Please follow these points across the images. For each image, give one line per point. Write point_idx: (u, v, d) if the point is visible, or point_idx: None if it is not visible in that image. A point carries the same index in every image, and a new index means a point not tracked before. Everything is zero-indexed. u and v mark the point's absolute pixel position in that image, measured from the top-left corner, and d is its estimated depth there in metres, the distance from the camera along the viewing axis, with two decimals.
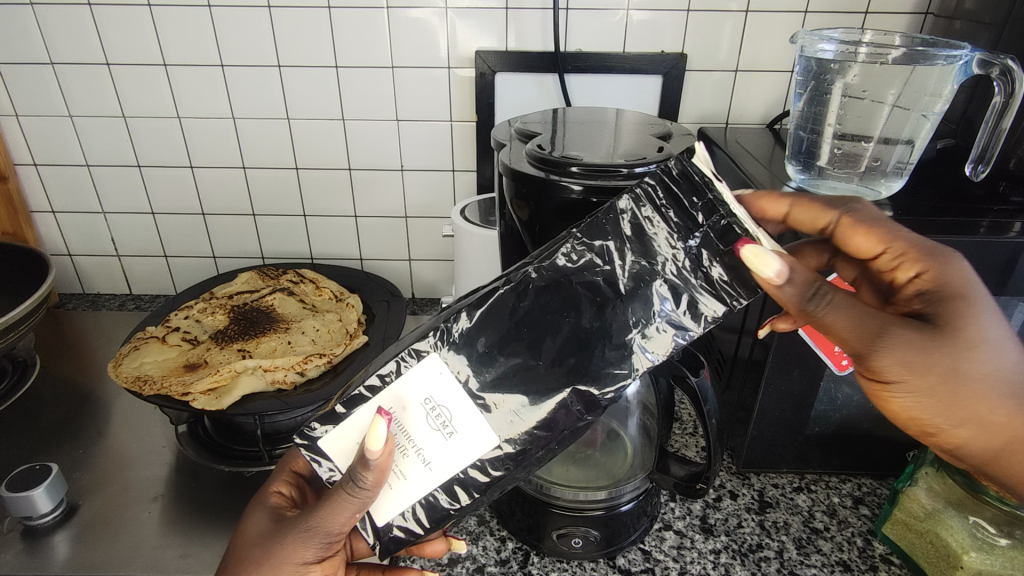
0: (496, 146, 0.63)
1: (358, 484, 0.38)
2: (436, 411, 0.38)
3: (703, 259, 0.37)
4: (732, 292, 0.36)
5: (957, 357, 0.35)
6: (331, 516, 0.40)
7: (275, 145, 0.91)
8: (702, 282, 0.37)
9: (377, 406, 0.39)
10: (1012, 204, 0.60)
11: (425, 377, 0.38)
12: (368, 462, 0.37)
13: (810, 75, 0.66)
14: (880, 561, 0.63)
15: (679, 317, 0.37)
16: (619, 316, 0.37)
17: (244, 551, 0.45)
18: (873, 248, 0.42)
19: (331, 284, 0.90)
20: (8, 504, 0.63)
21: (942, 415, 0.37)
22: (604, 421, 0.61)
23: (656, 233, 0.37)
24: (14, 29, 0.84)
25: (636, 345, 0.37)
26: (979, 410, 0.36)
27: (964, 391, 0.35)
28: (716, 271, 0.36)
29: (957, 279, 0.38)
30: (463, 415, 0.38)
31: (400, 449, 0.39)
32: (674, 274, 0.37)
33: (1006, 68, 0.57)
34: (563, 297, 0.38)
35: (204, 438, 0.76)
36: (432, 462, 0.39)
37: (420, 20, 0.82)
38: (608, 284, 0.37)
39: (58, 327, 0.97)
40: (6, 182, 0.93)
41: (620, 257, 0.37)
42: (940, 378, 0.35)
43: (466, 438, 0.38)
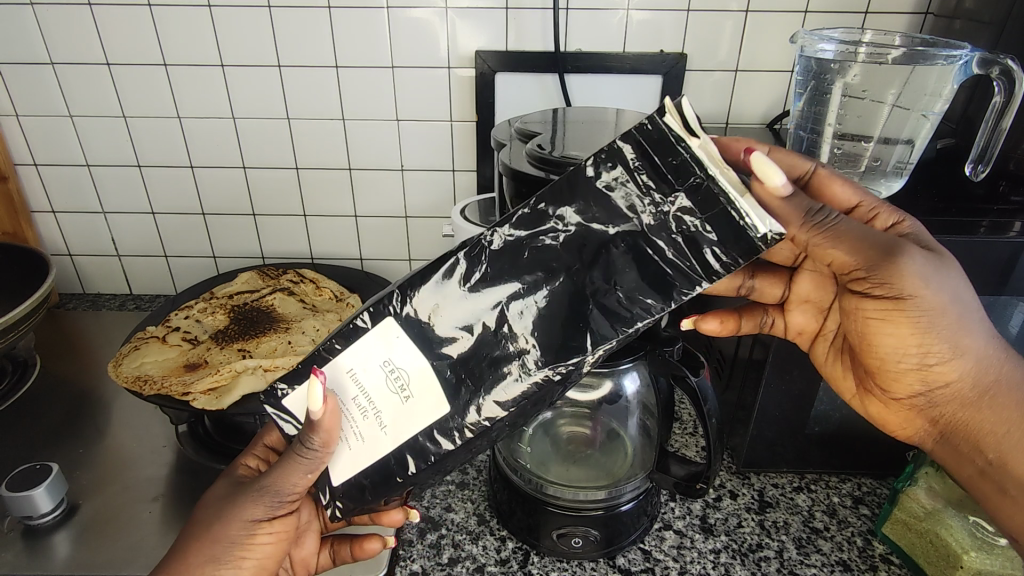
0: (496, 146, 0.63)
1: (307, 444, 0.41)
2: (393, 374, 0.39)
3: (674, 227, 0.34)
4: (702, 266, 0.35)
5: (959, 285, 0.41)
6: (284, 475, 0.43)
7: (275, 145, 0.91)
8: (674, 252, 0.35)
9: (337, 369, 0.41)
10: (1012, 204, 0.60)
11: (381, 341, 0.39)
12: (314, 423, 0.40)
13: (810, 75, 0.66)
14: (880, 560, 0.63)
15: (644, 287, 0.36)
16: (579, 284, 0.37)
17: (202, 513, 0.47)
18: (852, 200, 0.46)
19: (331, 284, 0.90)
20: (9, 504, 0.64)
21: (941, 341, 0.42)
22: (604, 420, 0.63)
23: (623, 199, 0.35)
24: (14, 29, 0.84)
25: (595, 316, 0.37)
26: (968, 338, 0.42)
27: (961, 318, 0.41)
28: (692, 240, 0.34)
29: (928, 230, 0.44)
30: (422, 379, 0.39)
31: (355, 410, 0.40)
32: (642, 242, 0.35)
33: (1006, 68, 0.57)
34: (522, 265, 0.37)
35: (204, 438, 0.76)
36: (387, 424, 0.40)
37: (420, 20, 0.82)
38: (565, 249, 0.36)
39: (59, 327, 0.97)
40: (6, 182, 0.93)
41: (583, 226, 0.36)
42: (947, 301, 0.40)
43: (423, 401, 0.39)
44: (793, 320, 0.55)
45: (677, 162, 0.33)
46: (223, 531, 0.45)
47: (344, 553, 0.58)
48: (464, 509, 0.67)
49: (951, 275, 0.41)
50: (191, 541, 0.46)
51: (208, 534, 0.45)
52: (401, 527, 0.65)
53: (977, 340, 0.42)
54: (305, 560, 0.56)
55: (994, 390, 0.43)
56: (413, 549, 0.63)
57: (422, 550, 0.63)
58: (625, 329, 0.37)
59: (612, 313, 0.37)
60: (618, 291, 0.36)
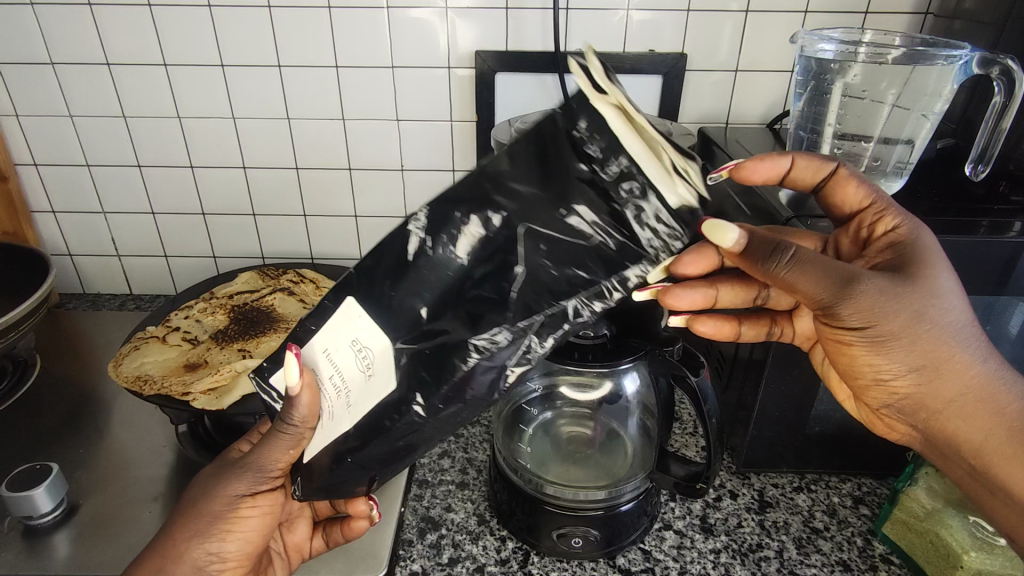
0: (496, 146, 0.63)
1: (287, 419, 0.42)
2: (359, 353, 0.39)
3: (608, 196, 0.32)
4: (643, 235, 0.33)
5: (923, 306, 0.39)
6: (270, 451, 0.45)
7: (275, 145, 0.91)
8: (603, 224, 0.33)
9: (315, 347, 0.40)
10: (1012, 204, 0.60)
11: (349, 323, 0.39)
12: (291, 397, 0.41)
13: (810, 75, 0.66)
14: (880, 560, 0.63)
15: (581, 259, 0.33)
16: (509, 254, 0.34)
17: (190, 487, 0.49)
18: (864, 200, 0.48)
19: (331, 284, 0.90)
20: (9, 504, 0.64)
21: (900, 360, 0.41)
22: (603, 420, 0.64)
23: (556, 164, 0.33)
24: (15, 30, 0.84)
25: (525, 285, 0.34)
26: (937, 356, 0.40)
27: (923, 338, 0.39)
28: (626, 207, 0.32)
29: (926, 241, 0.43)
30: (384, 357, 0.38)
31: (330, 389, 0.40)
32: (572, 213, 0.33)
33: (1006, 68, 0.57)
34: (455, 237, 0.35)
35: (204, 438, 0.76)
36: (351, 403, 0.40)
37: (420, 20, 0.82)
38: (498, 221, 0.34)
39: (59, 327, 0.97)
40: (7, 182, 0.93)
41: (520, 192, 0.34)
42: (905, 323, 0.39)
43: (381, 378, 0.38)
44: (801, 326, 0.57)
45: (608, 132, 0.32)
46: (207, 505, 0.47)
47: (335, 537, 0.60)
48: (464, 509, 0.67)
49: (913, 295, 0.39)
50: (189, 534, 0.46)
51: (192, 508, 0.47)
52: (401, 527, 0.65)
53: (949, 355, 0.40)
54: (299, 545, 0.59)
55: (960, 402, 0.40)
56: (414, 549, 0.63)
57: (422, 550, 0.63)
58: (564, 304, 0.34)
59: (548, 287, 0.34)
60: (549, 263, 0.34)
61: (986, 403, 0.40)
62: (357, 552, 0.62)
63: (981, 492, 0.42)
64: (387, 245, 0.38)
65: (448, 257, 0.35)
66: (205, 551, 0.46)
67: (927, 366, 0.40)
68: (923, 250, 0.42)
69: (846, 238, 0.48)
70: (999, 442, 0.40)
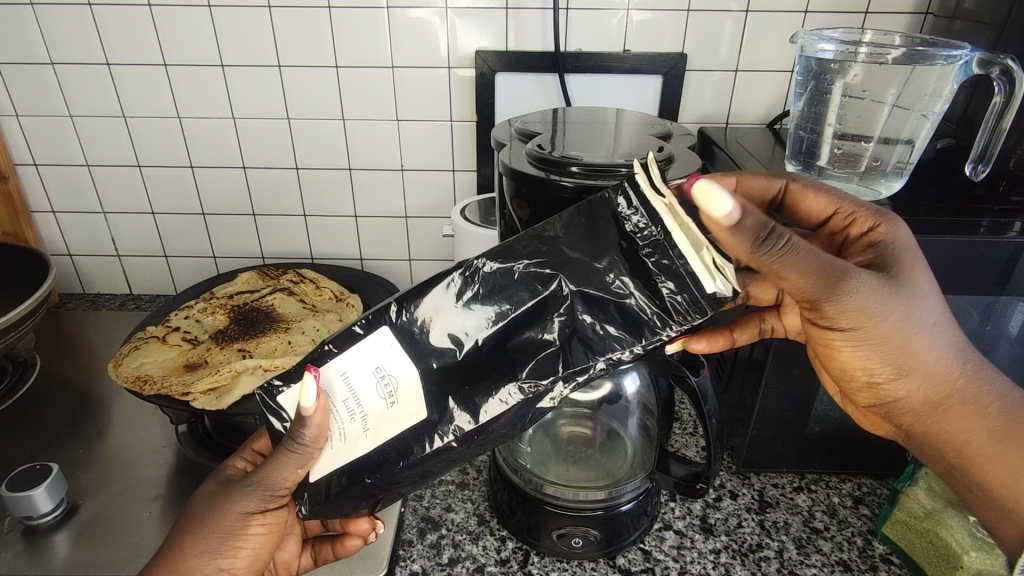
0: (496, 146, 0.63)
1: (297, 439, 0.40)
2: (385, 380, 0.40)
3: (652, 274, 0.37)
4: (677, 313, 0.37)
5: (911, 308, 0.39)
6: (278, 469, 0.43)
7: (275, 145, 0.91)
8: (641, 293, 0.37)
9: (331, 372, 0.40)
10: (1012, 204, 0.60)
11: (375, 349, 0.40)
12: (304, 420, 0.40)
13: (810, 75, 0.67)
14: (880, 560, 0.63)
15: (620, 322, 0.38)
16: (553, 309, 0.39)
17: (194, 505, 0.48)
18: (824, 207, 0.47)
19: (331, 284, 0.90)
20: (9, 503, 0.64)
21: (886, 361, 0.41)
22: (603, 420, 0.62)
23: (608, 240, 0.38)
24: (14, 30, 0.84)
25: (564, 339, 0.39)
26: (917, 360, 0.41)
27: (906, 339, 0.40)
28: (666, 287, 0.37)
29: (906, 242, 0.43)
30: (412, 389, 0.40)
31: (345, 413, 0.40)
32: (614, 282, 0.38)
33: (1006, 68, 0.57)
34: (507, 292, 0.39)
35: (204, 438, 0.76)
36: (370, 427, 0.40)
37: (420, 20, 0.82)
38: (547, 280, 0.39)
39: (58, 327, 0.97)
40: (6, 182, 0.93)
41: (573, 256, 0.39)
42: (892, 325, 0.39)
43: (408, 408, 0.40)
44: (788, 321, 0.56)
45: (651, 212, 0.37)
46: (217, 523, 0.46)
47: (325, 554, 0.58)
48: (464, 509, 0.67)
49: (901, 298, 0.39)
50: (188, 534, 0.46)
51: (200, 524, 0.46)
52: (401, 527, 0.65)
53: (933, 361, 0.41)
54: (288, 563, 0.56)
55: (946, 404, 0.42)
56: (414, 549, 0.63)
57: (422, 550, 0.63)
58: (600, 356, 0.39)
59: (587, 344, 0.39)
60: (593, 320, 0.38)
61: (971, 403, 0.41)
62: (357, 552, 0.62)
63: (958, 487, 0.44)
64: (422, 286, 0.40)
65: (482, 311, 0.39)
66: (217, 567, 0.46)
67: (911, 368, 0.41)
68: (905, 250, 0.42)
69: (818, 241, 0.48)
70: (982, 440, 0.42)
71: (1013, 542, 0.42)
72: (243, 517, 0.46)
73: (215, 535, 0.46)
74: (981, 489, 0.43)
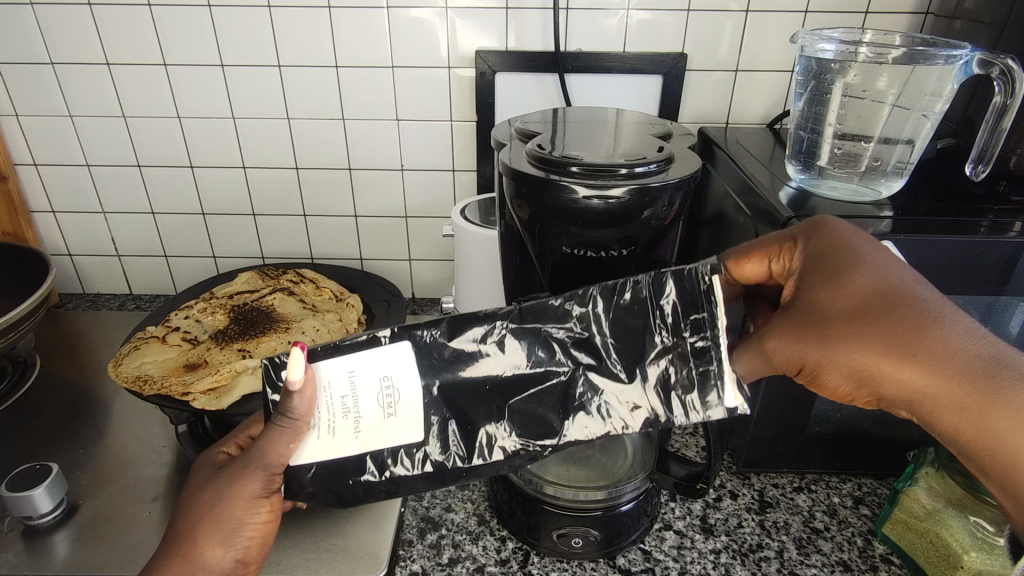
0: (496, 146, 0.63)
1: (286, 417, 0.39)
2: (388, 390, 0.40)
3: (672, 367, 0.40)
4: (678, 409, 0.40)
5: (813, 316, 0.37)
6: (271, 448, 0.41)
7: (275, 144, 0.91)
8: (665, 385, 0.40)
9: (338, 366, 0.40)
10: (1013, 204, 0.60)
11: (389, 359, 0.40)
12: (291, 395, 0.38)
13: (810, 75, 0.67)
14: (880, 561, 0.63)
15: (622, 405, 0.41)
16: (570, 379, 0.41)
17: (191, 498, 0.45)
18: (765, 268, 0.44)
19: (331, 284, 0.90)
20: (9, 504, 0.64)
21: (839, 377, 0.36)
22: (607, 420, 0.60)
23: (642, 329, 0.41)
24: (14, 29, 0.84)
25: (570, 410, 0.41)
26: (866, 367, 0.35)
27: (843, 354, 0.35)
28: (677, 386, 0.40)
29: (826, 244, 0.41)
30: (411, 405, 0.40)
31: (339, 408, 0.40)
32: (644, 366, 0.41)
33: (1006, 68, 0.57)
34: (539, 358, 0.42)
35: (203, 438, 0.75)
36: (361, 432, 0.40)
37: (419, 20, 0.82)
38: (575, 347, 0.42)
39: (58, 327, 0.97)
40: (6, 182, 0.93)
41: (612, 332, 0.42)
42: (817, 334, 0.36)
43: (403, 425, 0.40)
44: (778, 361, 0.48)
45: (688, 312, 0.41)
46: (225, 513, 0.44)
47: None
48: (464, 509, 0.67)
49: (800, 316, 0.38)
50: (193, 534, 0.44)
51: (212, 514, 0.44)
52: (401, 527, 0.65)
53: (879, 359, 0.34)
54: None
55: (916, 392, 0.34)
56: (414, 549, 0.63)
57: (422, 550, 0.63)
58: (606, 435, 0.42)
59: (591, 415, 0.41)
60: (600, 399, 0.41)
61: (951, 390, 0.33)
62: (357, 552, 0.62)
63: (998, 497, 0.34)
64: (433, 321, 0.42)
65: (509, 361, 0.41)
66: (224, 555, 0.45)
67: (868, 377, 0.35)
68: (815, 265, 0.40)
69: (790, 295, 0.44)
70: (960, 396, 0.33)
71: None
72: (240, 500, 0.43)
73: (213, 523, 0.44)
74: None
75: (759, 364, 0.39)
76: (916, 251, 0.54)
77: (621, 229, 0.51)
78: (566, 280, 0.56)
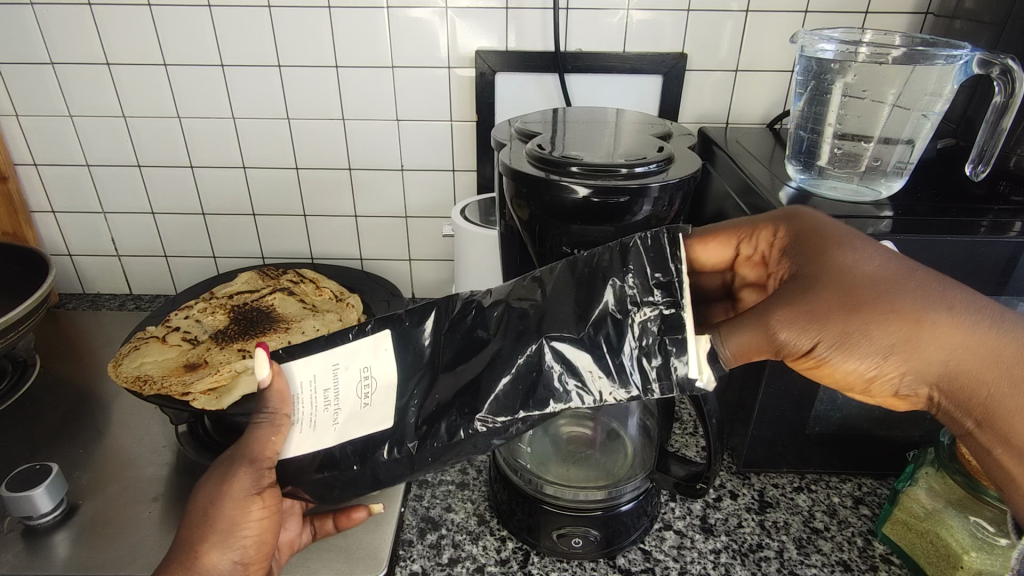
0: (496, 146, 0.63)
1: (263, 408, 0.41)
2: (366, 382, 0.42)
3: (631, 337, 0.37)
4: (641, 381, 0.36)
5: (834, 287, 0.35)
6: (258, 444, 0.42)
7: (275, 144, 0.91)
8: (628, 356, 0.37)
9: (323, 360, 0.43)
10: (1013, 203, 0.60)
11: (371, 351, 0.43)
12: (263, 385, 0.41)
13: (810, 75, 0.67)
14: (880, 560, 0.63)
15: (583, 381, 0.37)
16: (520, 355, 0.39)
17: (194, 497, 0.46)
18: (728, 249, 0.45)
19: (331, 284, 0.90)
20: (9, 504, 0.64)
21: (868, 351, 0.34)
22: (603, 420, 0.61)
23: (601, 298, 0.39)
24: (14, 29, 0.84)
25: (525, 388, 0.39)
26: (894, 335, 0.34)
27: (872, 323, 0.34)
28: (640, 356, 0.36)
29: (803, 228, 0.41)
30: (387, 395, 0.42)
31: (321, 399, 0.42)
32: (602, 340, 0.38)
33: (1006, 68, 0.57)
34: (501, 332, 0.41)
35: (204, 438, 0.76)
36: (338, 420, 0.42)
37: (420, 20, 0.82)
38: (533, 322, 0.40)
39: (58, 327, 0.97)
40: (6, 182, 0.93)
41: (569, 307, 0.40)
42: (845, 306, 0.34)
43: (377, 412, 0.41)
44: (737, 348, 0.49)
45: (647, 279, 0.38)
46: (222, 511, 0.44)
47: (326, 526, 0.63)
48: (464, 509, 0.67)
49: (821, 288, 0.35)
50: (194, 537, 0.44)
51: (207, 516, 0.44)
52: (401, 527, 0.65)
53: (906, 322, 0.34)
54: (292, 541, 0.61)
55: (940, 352, 0.34)
56: (414, 549, 0.63)
57: (422, 550, 0.63)
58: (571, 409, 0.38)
59: (551, 395, 0.38)
60: (557, 375, 0.38)
61: (968, 347, 0.34)
62: (357, 552, 0.62)
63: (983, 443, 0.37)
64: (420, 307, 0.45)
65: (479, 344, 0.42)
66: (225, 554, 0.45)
67: (897, 348, 0.34)
68: (802, 248, 0.40)
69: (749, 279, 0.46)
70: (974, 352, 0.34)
71: None
72: (231, 500, 0.44)
73: (209, 523, 0.44)
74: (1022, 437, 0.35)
75: (757, 344, 0.34)
76: (917, 251, 0.54)
77: (621, 229, 0.51)
78: None
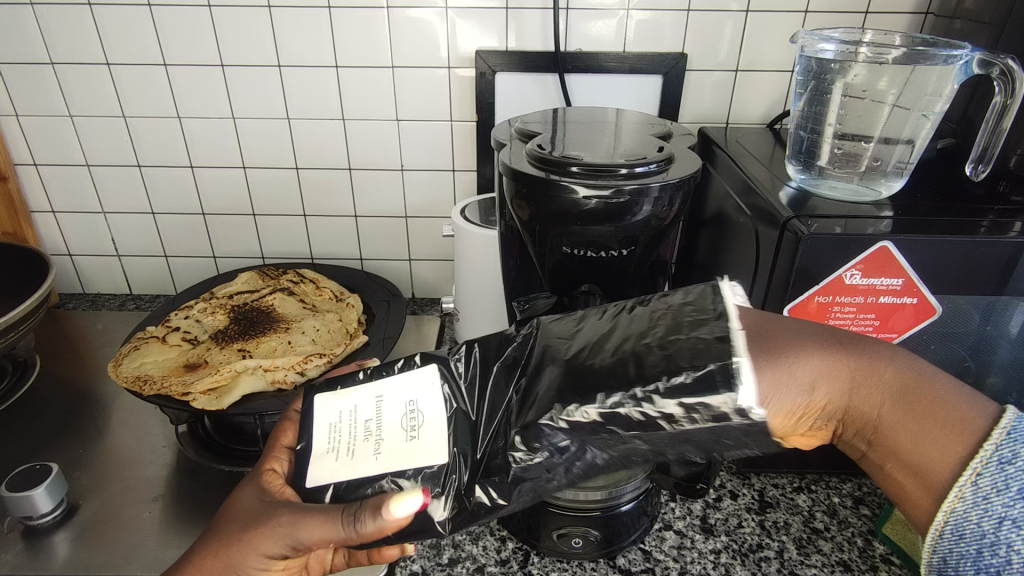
0: (496, 146, 0.63)
1: (357, 521, 0.37)
2: (411, 415, 0.42)
3: (678, 370, 0.37)
4: (687, 413, 0.36)
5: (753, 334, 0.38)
6: (313, 528, 0.38)
7: (275, 144, 0.91)
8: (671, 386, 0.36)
9: (366, 392, 0.44)
10: (1013, 203, 0.60)
11: (416, 384, 0.44)
12: (378, 510, 0.36)
13: (810, 75, 0.67)
14: (880, 561, 0.62)
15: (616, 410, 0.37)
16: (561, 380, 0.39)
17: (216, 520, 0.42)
18: None
19: (331, 284, 0.90)
20: (9, 504, 0.64)
21: (795, 388, 0.36)
22: None
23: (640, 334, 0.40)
24: (14, 29, 0.84)
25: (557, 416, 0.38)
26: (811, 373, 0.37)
27: (792, 363, 0.37)
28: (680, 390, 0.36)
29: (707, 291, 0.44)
30: (433, 427, 0.41)
31: (363, 429, 0.42)
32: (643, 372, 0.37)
33: (1006, 68, 0.57)
34: (536, 360, 0.42)
35: (204, 438, 0.76)
36: (382, 451, 0.41)
37: (419, 19, 0.81)
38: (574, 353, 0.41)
39: (58, 328, 0.97)
40: (6, 182, 0.93)
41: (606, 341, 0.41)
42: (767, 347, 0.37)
43: (426, 444, 0.41)
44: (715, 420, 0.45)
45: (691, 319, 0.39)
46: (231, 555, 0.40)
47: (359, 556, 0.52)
48: None
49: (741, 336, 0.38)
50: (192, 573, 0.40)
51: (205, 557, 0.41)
52: None
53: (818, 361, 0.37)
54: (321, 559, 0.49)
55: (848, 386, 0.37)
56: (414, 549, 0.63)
57: (422, 550, 0.63)
58: (616, 448, 0.38)
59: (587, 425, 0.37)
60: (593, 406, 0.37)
61: (875, 384, 0.37)
62: None
63: (895, 473, 0.37)
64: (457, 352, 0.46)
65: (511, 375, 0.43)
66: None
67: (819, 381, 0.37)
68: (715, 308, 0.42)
69: None
70: (880, 389, 0.37)
71: (970, 426, 0.34)
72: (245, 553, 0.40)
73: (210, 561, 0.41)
74: (924, 450, 0.35)
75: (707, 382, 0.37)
76: (916, 251, 0.54)
77: (621, 229, 0.51)
78: (565, 279, 0.56)
